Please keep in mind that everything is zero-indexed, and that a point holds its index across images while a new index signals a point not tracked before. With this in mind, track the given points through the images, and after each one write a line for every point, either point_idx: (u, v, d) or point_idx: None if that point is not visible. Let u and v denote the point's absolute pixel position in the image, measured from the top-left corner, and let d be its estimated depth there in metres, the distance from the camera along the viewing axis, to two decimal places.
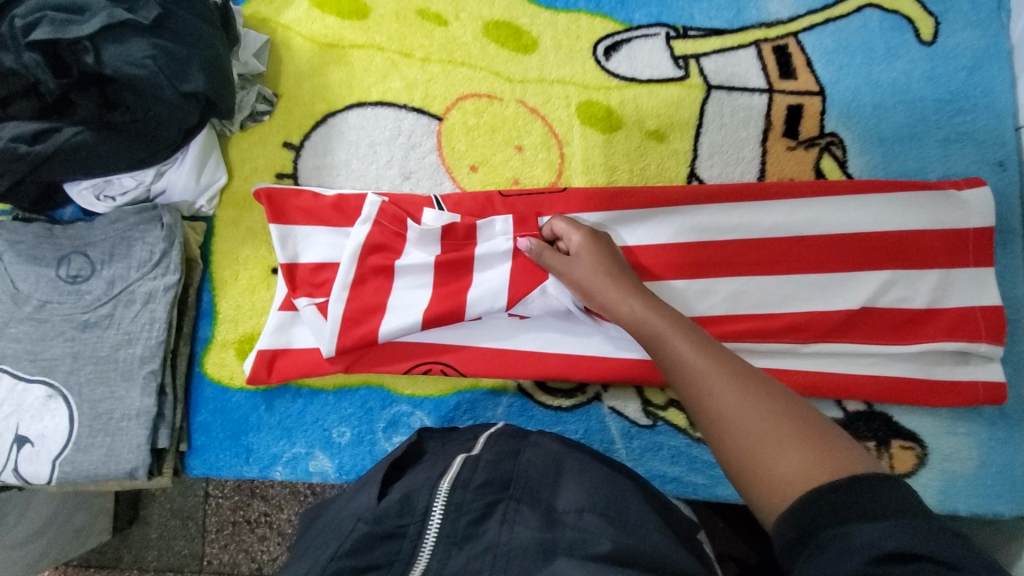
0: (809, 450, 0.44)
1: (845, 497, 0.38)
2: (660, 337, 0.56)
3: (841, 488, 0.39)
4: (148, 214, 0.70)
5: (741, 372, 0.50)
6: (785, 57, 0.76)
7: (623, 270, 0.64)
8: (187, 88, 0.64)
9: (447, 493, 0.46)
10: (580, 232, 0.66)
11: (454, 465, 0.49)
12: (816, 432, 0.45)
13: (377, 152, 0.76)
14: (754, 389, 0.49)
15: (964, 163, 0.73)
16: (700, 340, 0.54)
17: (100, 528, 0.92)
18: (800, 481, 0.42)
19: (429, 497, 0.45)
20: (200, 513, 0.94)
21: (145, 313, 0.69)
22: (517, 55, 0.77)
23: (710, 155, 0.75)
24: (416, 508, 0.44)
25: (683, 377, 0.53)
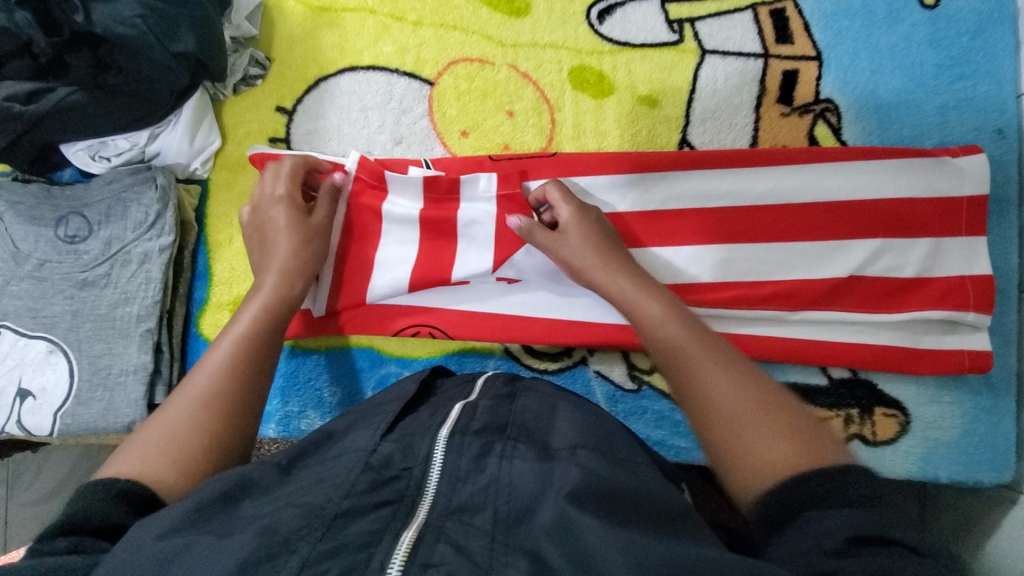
0: (788, 442, 0.44)
1: (822, 487, 0.40)
2: (654, 317, 0.56)
3: (815, 478, 0.40)
4: (142, 175, 0.71)
5: (733, 361, 0.50)
6: (782, 21, 0.75)
7: (613, 247, 0.64)
8: (178, 49, 0.64)
9: (446, 439, 0.45)
10: (569, 207, 0.66)
11: (453, 414, 0.49)
12: (800, 425, 0.45)
13: (369, 117, 0.76)
14: (744, 381, 0.48)
15: (961, 130, 0.72)
16: (693, 324, 0.54)
17: None
18: (781, 469, 0.42)
19: (429, 445, 0.45)
20: None
21: (141, 272, 0.70)
22: (509, 18, 0.77)
23: (702, 121, 0.74)
24: (418, 453, 0.44)
25: (674, 359, 0.53)
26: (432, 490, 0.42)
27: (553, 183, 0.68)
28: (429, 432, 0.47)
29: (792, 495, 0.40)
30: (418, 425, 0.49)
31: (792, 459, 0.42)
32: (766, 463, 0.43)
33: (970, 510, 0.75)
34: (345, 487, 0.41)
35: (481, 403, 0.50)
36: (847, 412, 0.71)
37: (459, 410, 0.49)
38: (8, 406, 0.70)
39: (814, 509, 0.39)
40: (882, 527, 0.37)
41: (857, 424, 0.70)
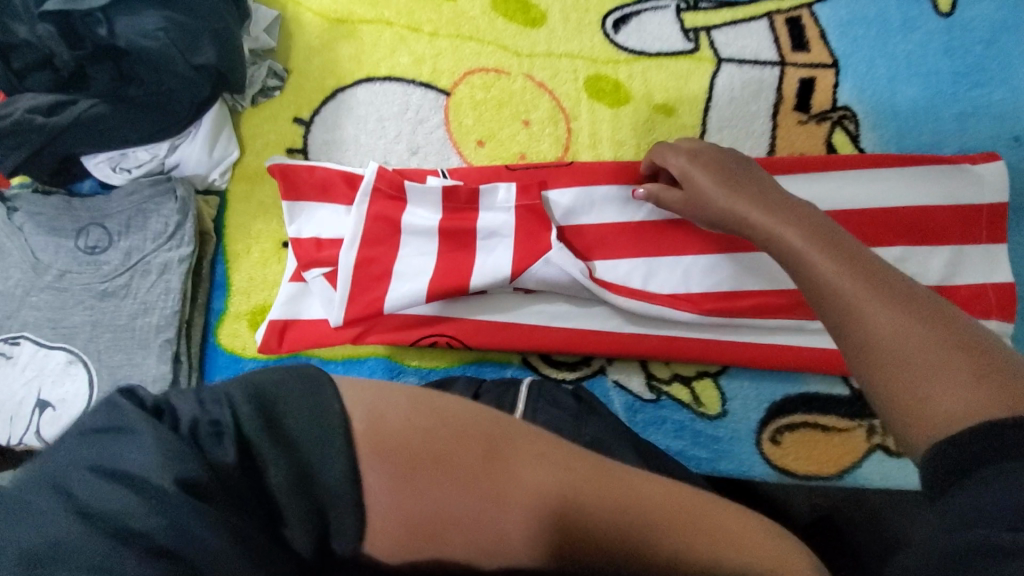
0: (919, 320, 0.39)
1: (926, 357, 0.37)
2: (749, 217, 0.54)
3: (949, 363, 0.37)
4: (161, 186, 0.72)
5: (854, 252, 0.45)
6: (798, 29, 0.75)
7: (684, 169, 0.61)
8: (198, 60, 0.65)
9: None
10: (683, 154, 0.63)
11: None
12: (935, 308, 0.40)
13: (386, 127, 0.77)
14: (869, 269, 0.43)
15: (980, 137, 0.71)
16: (790, 214, 0.51)
17: None
18: (878, 333, 0.40)
19: None
20: None
21: (160, 283, 0.71)
22: (525, 29, 0.77)
23: (719, 129, 0.74)
24: None
25: (788, 258, 0.49)
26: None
27: (661, 145, 0.67)
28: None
29: (928, 384, 0.36)
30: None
31: (916, 342, 0.38)
32: (899, 353, 0.38)
33: None
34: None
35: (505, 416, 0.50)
36: (869, 421, 0.70)
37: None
38: (27, 417, 0.70)
39: (946, 382, 0.36)
40: (1011, 394, 0.34)
41: (880, 434, 0.70)
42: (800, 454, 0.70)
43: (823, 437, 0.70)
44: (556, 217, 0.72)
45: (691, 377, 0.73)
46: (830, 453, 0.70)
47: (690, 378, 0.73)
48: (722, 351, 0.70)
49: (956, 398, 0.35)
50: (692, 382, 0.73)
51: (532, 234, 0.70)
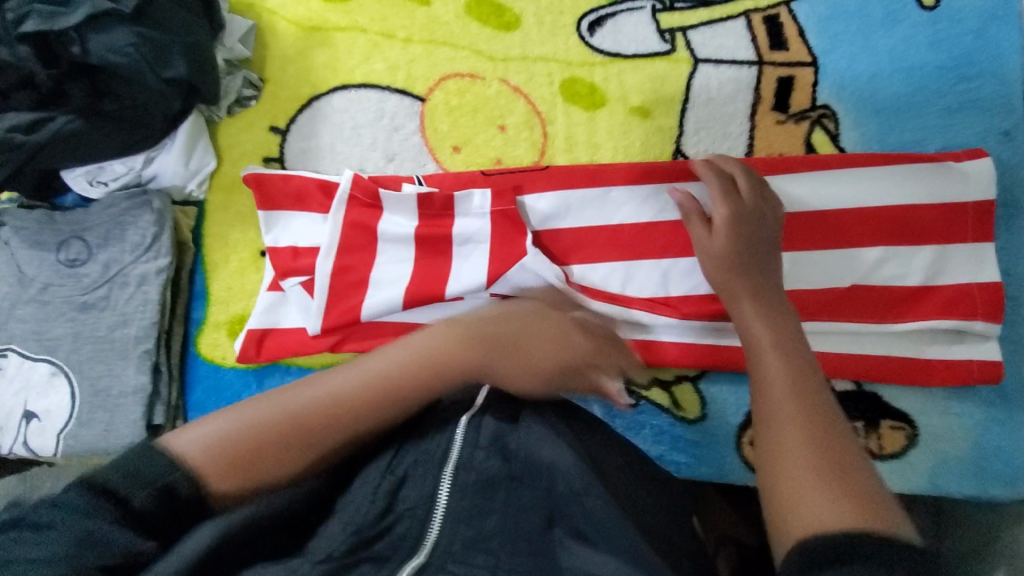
0: (819, 446, 0.41)
1: (804, 468, 0.40)
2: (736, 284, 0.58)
3: (834, 489, 0.39)
4: (139, 198, 0.72)
5: (809, 380, 0.46)
6: (776, 27, 0.73)
7: (752, 249, 0.61)
8: (169, 74, 0.66)
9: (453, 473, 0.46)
10: (730, 206, 0.63)
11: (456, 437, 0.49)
12: (848, 445, 0.42)
13: (361, 135, 0.76)
14: (812, 400, 0.45)
15: (965, 133, 0.70)
16: (773, 304, 0.55)
17: None
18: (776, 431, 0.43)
19: (435, 482, 0.45)
20: None
21: (139, 294, 0.71)
22: (499, 33, 0.76)
23: (696, 131, 0.73)
24: (424, 491, 0.45)
25: (749, 353, 0.51)
26: (436, 530, 0.42)
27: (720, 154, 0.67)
28: (432, 462, 0.47)
29: (795, 485, 0.40)
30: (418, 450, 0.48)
31: (802, 456, 0.41)
32: (800, 463, 0.41)
33: None
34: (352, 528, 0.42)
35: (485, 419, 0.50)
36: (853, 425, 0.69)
37: (462, 433, 0.48)
38: (14, 428, 0.71)
39: (807, 485, 0.40)
40: (862, 511, 0.37)
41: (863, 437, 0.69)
42: None
43: None
44: (532, 222, 0.71)
45: (670, 382, 0.72)
46: None
47: (669, 383, 0.72)
48: (701, 356, 0.69)
49: (821, 504, 0.38)
50: (671, 387, 0.72)
51: (506, 240, 0.69)
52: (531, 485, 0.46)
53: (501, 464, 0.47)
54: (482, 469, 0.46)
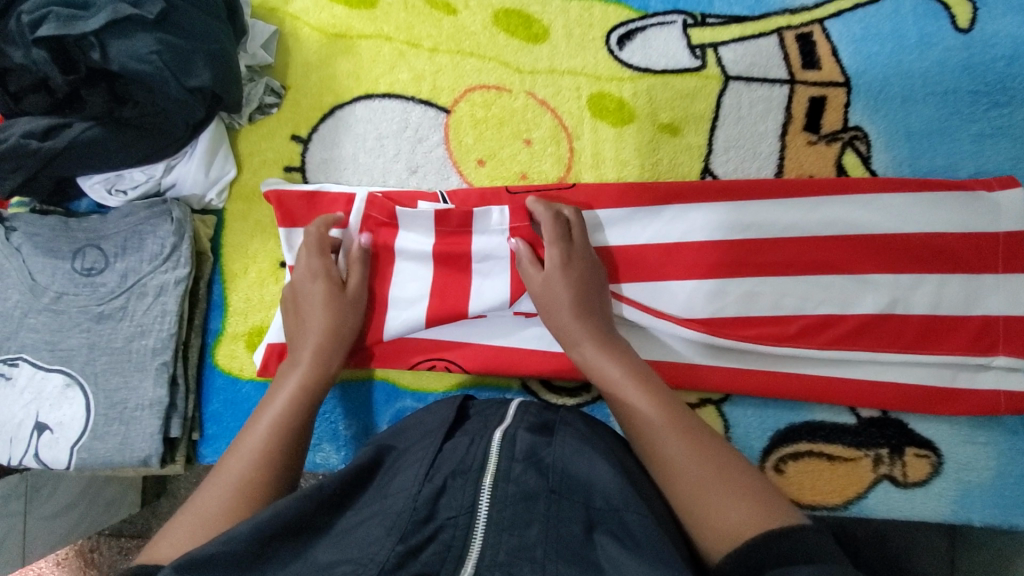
0: (725, 484, 0.47)
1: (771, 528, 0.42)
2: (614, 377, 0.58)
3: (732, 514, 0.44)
4: (158, 208, 0.71)
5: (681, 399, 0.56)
6: (809, 45, 0.72)
7: (594, 301, 0.64)
8: (193, 83, 0.64)
9: (490, 488, 0.46)
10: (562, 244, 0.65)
11: (492, 449, 0.50)
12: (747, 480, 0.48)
13: (384, 145, 0.75)
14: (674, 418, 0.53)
15: (997, 160, 0.69)
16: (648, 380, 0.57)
17: (130, 501, 1.02)
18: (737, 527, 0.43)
19: (473, 492, 0.46)
20: None
21: (157, 305, 0.70)
22: (527, 45, 0.75)
23: (725, 149, 0.72)
24: (463, 501, 0.45)
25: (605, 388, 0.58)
26: (480, 538, 0.42)
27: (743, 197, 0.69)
28: (471, 473, 0.48)
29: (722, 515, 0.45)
30: (455, 461, 0.49)
31: (741, 514, 0.44)
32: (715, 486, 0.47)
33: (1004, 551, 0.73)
34: (398, 535, 0.42)
35: (520, 433, 0.51)
36: (876, 452, 0.69)
37: (498, 443, 0.50)
38: (26, 439, 0.70)
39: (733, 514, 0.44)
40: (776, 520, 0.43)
41: (886, 465, 0.69)
42: (804, 484, 0.69)
43: (829, 467, 0.69)
44: None
45: (693, 405, 0.71)
46: (834, 483, 0.69)
47: (692, 406, 0.71)
48: (721, 377, 0.69)
49: (729, 508, 0.45)
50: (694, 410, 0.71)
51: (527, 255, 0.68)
52: (570, 499, 0.45)
53: (537, 477, 0.47)
54: (519, 481, 0.46)
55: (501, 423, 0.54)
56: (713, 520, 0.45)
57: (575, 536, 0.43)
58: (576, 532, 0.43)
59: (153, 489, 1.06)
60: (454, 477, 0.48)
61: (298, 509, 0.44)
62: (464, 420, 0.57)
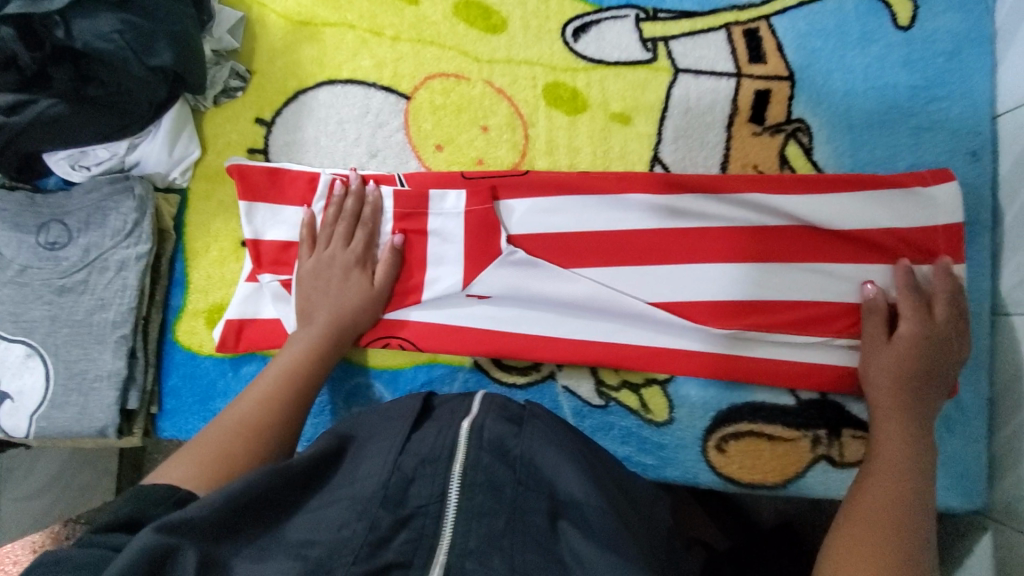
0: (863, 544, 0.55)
1: None
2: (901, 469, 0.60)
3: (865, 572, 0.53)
4: (121, 185, 0.73)
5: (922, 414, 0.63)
6: (755, 40, 0.75)
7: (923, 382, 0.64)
8: (155, 62, 0.67)
9: (460, 478, 0.48)
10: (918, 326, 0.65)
11: (461, 438, 0.51)
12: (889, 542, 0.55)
13: (345, 130, 0.77)
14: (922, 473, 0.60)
15: (934, 153, 0.72)
16: (895, 481, 0.59)
17: (104, 488, 0.99)
18: None
19: (443, 483, 0.48)
20: None
21: (118, 280, 0.72)
22: (485, 35, 0.78)
23: (674, 139, 0.75)
24: (432, 491, 0.47)
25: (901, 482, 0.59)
26: (450, 528, 0.45)
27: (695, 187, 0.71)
28: (441, 460, 0.49)
29: None
30: (425, 449, 0.50)
31: None
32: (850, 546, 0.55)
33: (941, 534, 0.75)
34: (370, 523, 0.44)
35: (487, 423, 0.52)
36: (814, 433, 0.71)
37: (466, 433, 0.51)
38: None
39: None
40: None
41: (824, 445, 0.71)
42: (745, 463, 0.71)
43: (769, 447, 0.71)
44: (507, 223, 0.72)
45: (639, 384, 0.73)
46: (774, 463, 0.71)
47: (639, 385, 0.73)
48: (667, 360, 0.71)
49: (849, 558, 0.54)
50: (640, 389, 0.73)
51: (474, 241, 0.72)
52: (535, 491, 0.49)
53: (504, 468, 0.50)
54: (487, 470, 0.49)
55: (469, 412, 0.54)
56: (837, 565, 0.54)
57: (535, 527, 0.47)
58: (541, 523, 0.47)
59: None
60: (424, 466, 0.49)
61: (267, 487, 0.45)
62: (430, 411, 0.57)
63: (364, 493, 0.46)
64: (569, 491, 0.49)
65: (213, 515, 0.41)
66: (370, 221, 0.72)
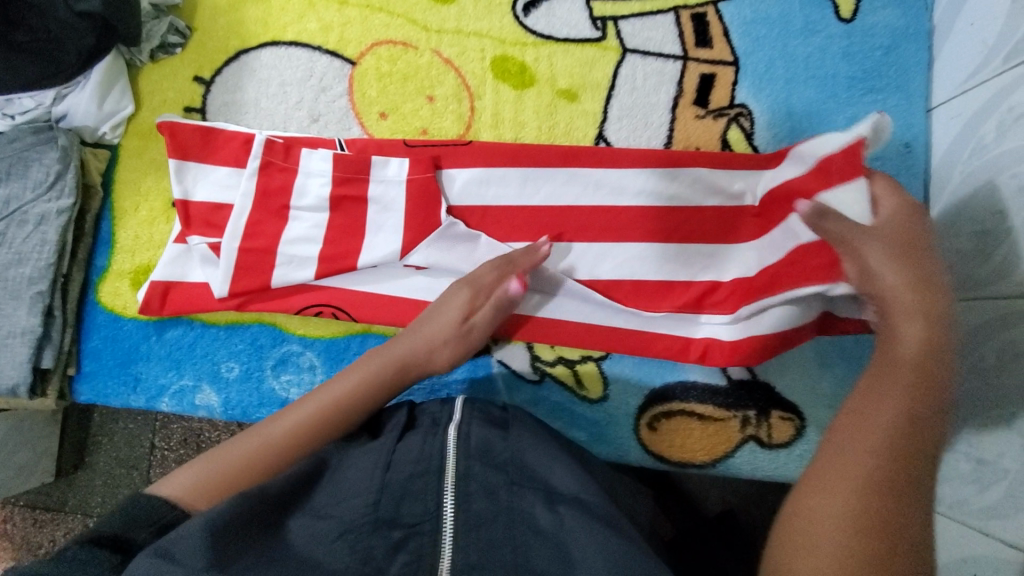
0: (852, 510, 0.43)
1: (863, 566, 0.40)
2: (900, 359, 0.52)
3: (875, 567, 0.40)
4: (44, 135, 0.70)
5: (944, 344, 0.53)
6: (703, 25, 0.76)
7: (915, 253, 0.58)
8: (81, 8, 0.63)
9: (453, 488, 0.47)
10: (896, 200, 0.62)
11: (448, 445, 0.51)
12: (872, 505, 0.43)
13: (287, 92, 0.76)
14: (925, 399, 0.49)
15: (869, 143, 0.73)
16: (910, 374, 0.51)
17: (43, 469, 0.94)
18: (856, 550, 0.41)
19: (438, 495, 0.47)
20: (145, 465, 0.95)
21: (36, 234, 0.69)
22: (435, 5, 0.77)
23: (619, 118, 0.75)
24: (429, 504, 0.46)
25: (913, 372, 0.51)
26: (449, 546, 0.43)
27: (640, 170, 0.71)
28: (431, 474, 0.48)
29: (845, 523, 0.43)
30: (411, 464, 0.49)
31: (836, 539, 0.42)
32: (827, 480, 0.45)
33: None
34: (363, 555, 0.42)
35: (473, 429, 0.53)
36: (743, 413, 0.72)
37: (454, 441, 0.51)
38: None
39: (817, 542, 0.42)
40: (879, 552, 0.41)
41: (753, 427, 0.71)
42: (675, 441, 0.72)
43: (700, 426, 0.72)
44: (448, 194, 0.72)
45: (575, 361, 0.73)
46: (703, 442, 0.72)
47: (574, 361, 0.73)
48: (605, 338, 0.71)
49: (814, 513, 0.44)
50: (575, 366, 0.73)
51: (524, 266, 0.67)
52: (532, 488, 0.48)
53: (496, 472, 0.49)
54: (479, 480, 0.48)
55: (453, 418, 0.55)
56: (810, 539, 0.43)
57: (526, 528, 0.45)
58: (540, 522, 0.46)
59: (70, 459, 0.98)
60: (413, 480, 0.48)
61: (249, 508, 0.44)
62: (414, 424, 0.57)
63: (351, 517, 0.44)
64: (560, 487, 0.49)
65: (195, 539, 0.40)
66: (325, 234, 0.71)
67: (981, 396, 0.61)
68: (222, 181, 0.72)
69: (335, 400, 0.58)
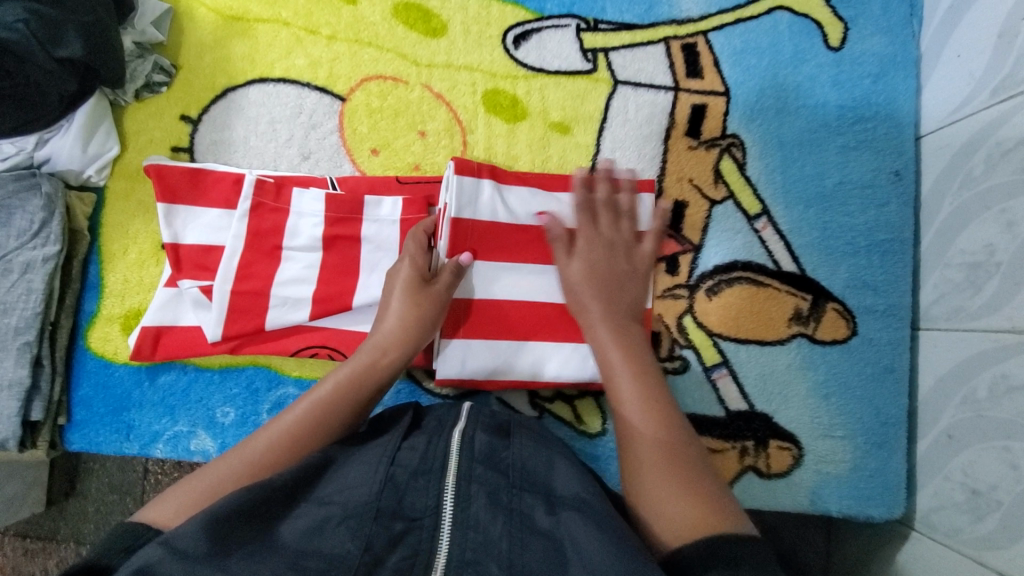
0: (687, 485, 0.48)
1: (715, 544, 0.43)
2: (597, 334, 0.61)
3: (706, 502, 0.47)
4: (26, 182, 0.68)
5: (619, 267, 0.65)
6: (692, 55, 0.76)
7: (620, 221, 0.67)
8: (62, 54, 0.61)
9: (453, 488, 0.46)
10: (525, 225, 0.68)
11: (453, 443, 0.50)
12: (701, 472, 0.50)
13: (277, 130, 0.75)
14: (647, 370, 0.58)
15: (860, 170, 0.74)
16: (629, 346, 0.59)
17: (35, 500, 0.85)
18: (692, 525, 0.45)
19: (437, 493, 0.46)
20: (140, 490, 0.88)
21: (21, 283, 0.67)
22: (425, 38, 0.76)
23: (612, 150, 0.75)
24: (428, 503, 0.46)
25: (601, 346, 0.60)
26: (446, 541, 0.43)
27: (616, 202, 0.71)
28: (433, 473, 0.48)
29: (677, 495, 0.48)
30: (415, 460, 0.49)
31: (687, 506, 0.47)
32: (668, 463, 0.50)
33: (871, 542, 0.75)
34: (364, 542, 0.42)
35: (478, 434, 0.52)
36: (741, 444, 0.72)
37: (457, 442, 0.50)
38: None
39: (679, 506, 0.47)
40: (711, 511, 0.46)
41: (752, 457, 0.72)
42: None
43: None
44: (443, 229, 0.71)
45: (573, 397, 0.73)
46: None
47: (572, 397, 0.73)
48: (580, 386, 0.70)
49: (674, 503, 0.47)
50: (574, 401, 0.73)
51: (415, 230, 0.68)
52: (534, 494, 0.47)
53: (500, 476, 0.48)
54: (482, 482, 0.47)
55: (459, 422, 0.53)
56: (662, 507, 0.48)
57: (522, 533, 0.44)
58: (540, 524, 0.45)
59: (62, 488, 0.90)
60: (415, 479, 0.47)
61: (252, 496, 0.43)
62: (420, 420, 0.56)
63: (355, 504, 0.44)
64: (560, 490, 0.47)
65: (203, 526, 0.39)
66: (318, 274, 0.69)
67: (976, 427, 0.61)
68: (212, 224, 0.71)
69: (291, 431, 0.53)
